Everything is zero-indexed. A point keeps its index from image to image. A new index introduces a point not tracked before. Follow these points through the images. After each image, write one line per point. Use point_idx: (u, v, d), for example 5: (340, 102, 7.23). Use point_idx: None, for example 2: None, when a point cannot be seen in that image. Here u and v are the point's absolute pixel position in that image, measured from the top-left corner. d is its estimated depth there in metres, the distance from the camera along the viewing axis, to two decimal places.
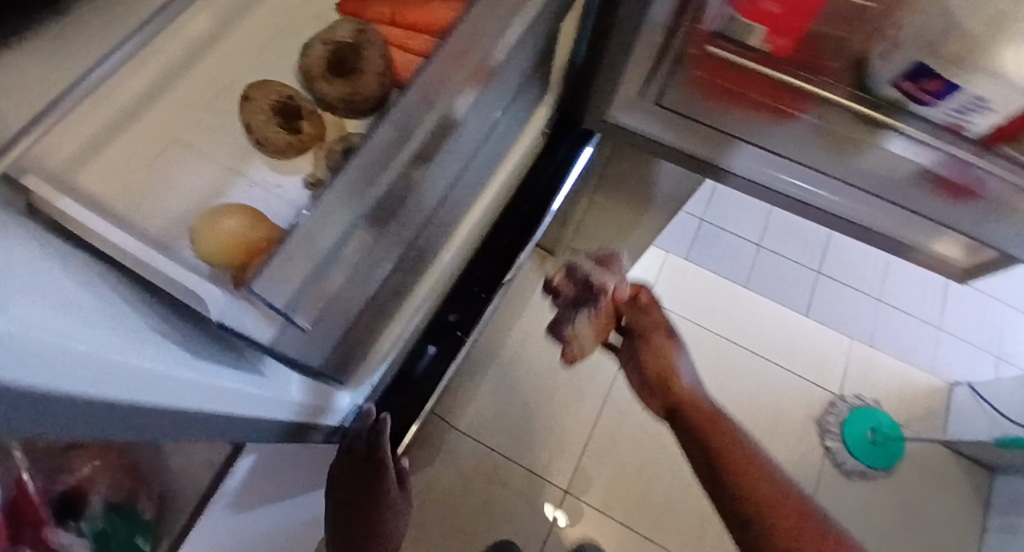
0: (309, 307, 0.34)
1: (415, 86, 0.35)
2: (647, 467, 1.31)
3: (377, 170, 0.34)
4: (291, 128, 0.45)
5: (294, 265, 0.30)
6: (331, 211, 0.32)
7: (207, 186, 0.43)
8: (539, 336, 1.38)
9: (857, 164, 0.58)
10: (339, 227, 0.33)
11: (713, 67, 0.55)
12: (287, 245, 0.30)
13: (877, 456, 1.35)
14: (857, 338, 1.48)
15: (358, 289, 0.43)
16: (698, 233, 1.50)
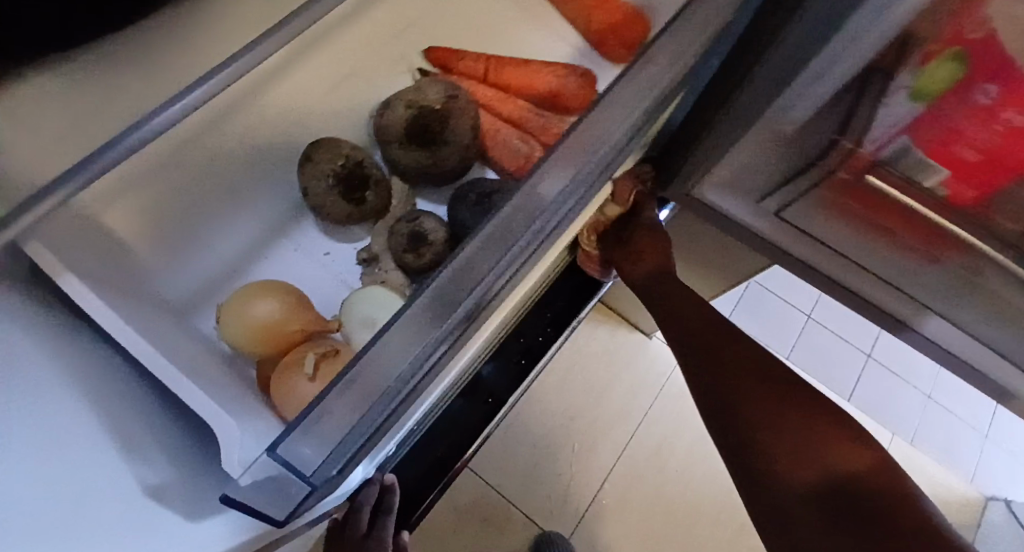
0: (355, 447, 0.32)
1: (522, 195, 0.36)
2: (652, 534, 1.23)
3: (464, 289, 0.34)
4: (352, 194, 0.60)
5: (334, 418, 0.28)
6: (399, 344, 0.31)
7: (247, 234, 0.65)
8: (559, 377, 1.32)
9: (991, 318, 0.53)
10: (402, 363, 0.31)
11: (861, 194, 0.51)
12: (339, 390, 0.29)
13: None
14: (898, 433, 1.39)
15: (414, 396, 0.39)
16: (747, 295, 1.43)
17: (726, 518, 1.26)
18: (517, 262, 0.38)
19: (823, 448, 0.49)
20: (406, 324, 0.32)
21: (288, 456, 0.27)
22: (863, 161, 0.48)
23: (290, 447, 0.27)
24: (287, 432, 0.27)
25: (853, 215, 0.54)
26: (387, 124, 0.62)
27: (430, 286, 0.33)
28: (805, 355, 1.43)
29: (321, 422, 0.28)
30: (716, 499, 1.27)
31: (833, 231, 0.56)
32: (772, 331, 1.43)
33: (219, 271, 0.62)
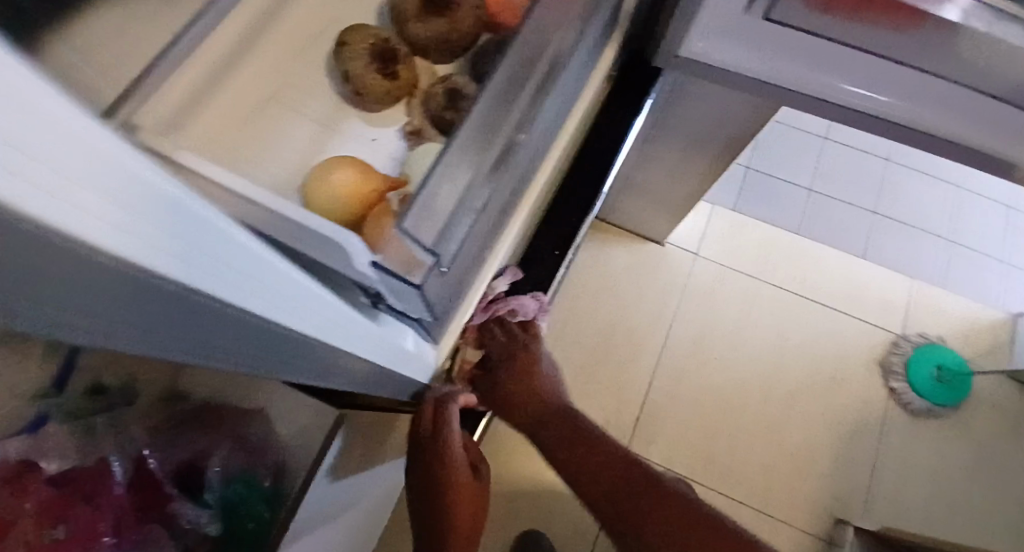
0: (449, 253, 0.36)
1: (529, 26, 0.37)
2: (706, 419, 1.30)
3: (506, 114, 0.35)
4: (388, 74, 0.54)
5: (436, 208, 0.33)
6: (457, 159, 0.34)
7: (309, 135, 0.54)
8: (587, 297, 1.37)
9: (986, 69, 0.51)
10: (467, 174, 0.34)
11: None
12: (425, 192, 0.33)
13: (943, 393, 1.31)
14: (918, 278, 1.44)
15: (479, 235, 0.40)
16: (746, 182, 1.48)
17: (773, 393, 1.33)
18: (545, 92, 0.39)
19: None
20: (457, 153, 0.34)
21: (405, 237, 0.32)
22: None
23: (414, 225, 0.32)
24: (406, 217, 0.32)
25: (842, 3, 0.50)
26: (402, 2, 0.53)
27: (477, 111, 0.35)
28: (814, 223, 1.47)
29: (425, 212, 0.33)
30: (759, 376, 1.33)
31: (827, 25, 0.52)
32: (779, 211, 1.47)
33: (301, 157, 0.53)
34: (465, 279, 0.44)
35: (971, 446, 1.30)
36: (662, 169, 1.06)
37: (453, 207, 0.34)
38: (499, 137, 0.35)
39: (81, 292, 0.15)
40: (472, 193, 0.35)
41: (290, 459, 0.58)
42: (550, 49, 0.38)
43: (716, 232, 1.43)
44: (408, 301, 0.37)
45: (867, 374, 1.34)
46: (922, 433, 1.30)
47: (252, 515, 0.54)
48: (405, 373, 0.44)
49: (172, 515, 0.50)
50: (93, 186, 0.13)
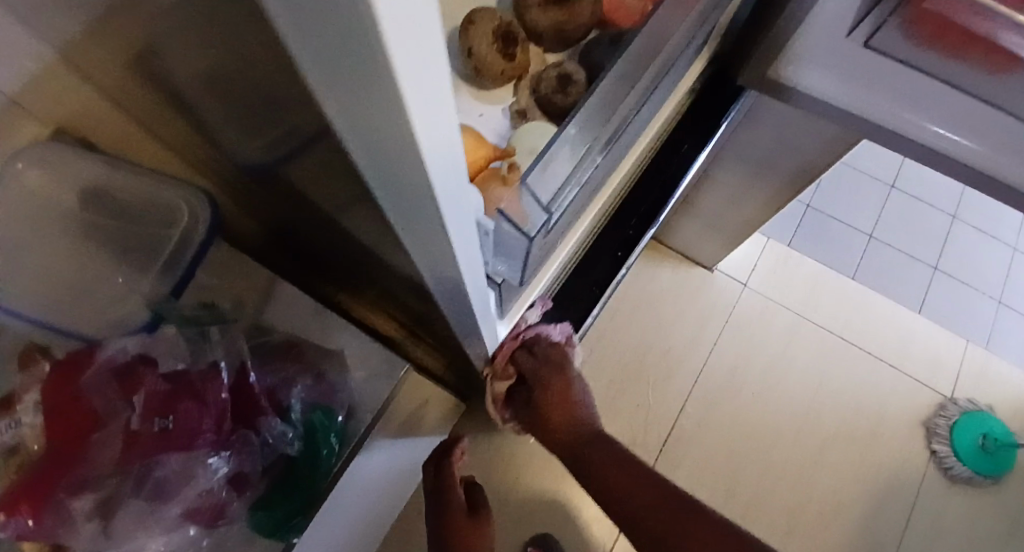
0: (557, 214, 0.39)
1: (643, 31, 0.40)
2: (733, 452, 1.28)
3: (621, 98, 0.40)
4: None
5: (552, 172, 0.38)
6: (576, 130, 0.38)
7: None
8: (627, 312, 1.37)
9: None
10: (582, 146, 0.38)
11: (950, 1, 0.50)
12: (547, 155, 0.37)
13: (987, 464, 1.25)
14: (973, 340, 1.39)
15: (569, 212, 0.44)
16: (803, 220, 1.47)
17: (805, 436, 1.30)
18: (652, 88, 0.43)
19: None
20: (573, 128, 0.38)
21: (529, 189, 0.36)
22: None
23: (536, 181, 0.37)
24: (529, 174, 0.37)
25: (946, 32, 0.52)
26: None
27: (598, 91, 0.39)
28: (869, 271, 1.45)
29: (544, 171, 0.37)
30: (791, 417, 1.31)
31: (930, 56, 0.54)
32: (833, 254, 1.45)
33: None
34: (548, 251, 0.47)
35: (1010, 523, 1.24)
36: (724, 193, 1.07)
37: (567, 172, 0.38)
38: (610, 121, 0.39)
39: (359, 131, 0.15)
40: (581, 169, 0.39)
41: (363, 401, 0.56)
42: (662, 51, 0.41)
43: (767, 266, 1.41)
44: (513, 255, 0.40)
45: (907, 432, 1.30)
46: (958, 500, 1.25)
47: (326, 445, 0.53)
48: (486, 329, 0.46)
49: (257, 428, 0.49)
50: (425, 57, 0.11)
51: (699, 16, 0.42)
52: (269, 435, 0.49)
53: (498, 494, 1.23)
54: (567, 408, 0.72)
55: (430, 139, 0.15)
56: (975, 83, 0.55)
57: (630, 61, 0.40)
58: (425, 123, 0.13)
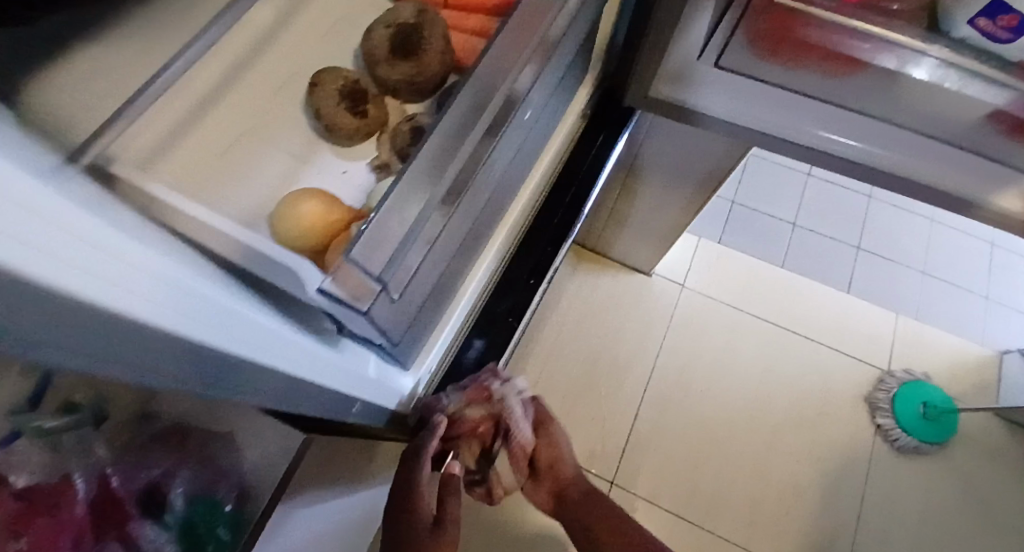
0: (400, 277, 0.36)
1: (484, 63, 0.38)
2: (691, 453, 1.29)
3: (459, 144, 0.36)
4: (358, 113, 0.57)
5: (385, 239, 0.34)
6: (409, 187, 0.35)
7: (278, 169, 0.56)
8: (573, 327, 1.38)
9: (923, 106, 0.56)
10: (418, 206, 0.35)
11: (780, 19, 0.53)
12: (375, 219, 0.34)
13: (929, 431, 1.30)
14: (902, 312, 1.46)
15: (434, 261, 0.42)
16: (730, 216, 1.52)
17: (757, 427, 1.32)
18: (501, 129, 0.40)
19: None
20: (406, 188, 0.35)
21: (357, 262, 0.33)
22: None
23: (362, 255, 0.33)
24: (353, 247, 0.33)
25: (784, 44, 0.55)
26: (370, 47, 0.56)
27: (430, 143, 0.36)
28: (798, 258, 1.50)
29: (372, 239, 0.33)
30: (743, 410, 1.33)
31: (779, 67, 0.58)
32: (763, 244, 1.51)
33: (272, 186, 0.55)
34: (418, 305, 0.44)
35: (959, 484, 1.28)
36: (644, 201, 1.09)
37: (402, 236, 0.35)
38: (447, 173, 0.36)
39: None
40: (424, 223, 0.37)
41: (254, 482, 0.64)
42: (500, 91, 0.38)
43: (701, 264, 1.45)
44: (361, 322, 0.37)
45: (852, 409, 1.34)
46: (907, 469, 1.29)
47: (211, 537, 0.58)
48: (366, 396, 0.44)
49: (132, 534, 0.51)
50: None
51: (542, 43, 0.40)
52: (145, 539, 0.51)
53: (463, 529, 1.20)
54: (552, 449, 0.75)
55: (97, 286, 0.17)
56: (831, 86, 0.58)
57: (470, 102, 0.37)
58: (88, 282, 0.16)
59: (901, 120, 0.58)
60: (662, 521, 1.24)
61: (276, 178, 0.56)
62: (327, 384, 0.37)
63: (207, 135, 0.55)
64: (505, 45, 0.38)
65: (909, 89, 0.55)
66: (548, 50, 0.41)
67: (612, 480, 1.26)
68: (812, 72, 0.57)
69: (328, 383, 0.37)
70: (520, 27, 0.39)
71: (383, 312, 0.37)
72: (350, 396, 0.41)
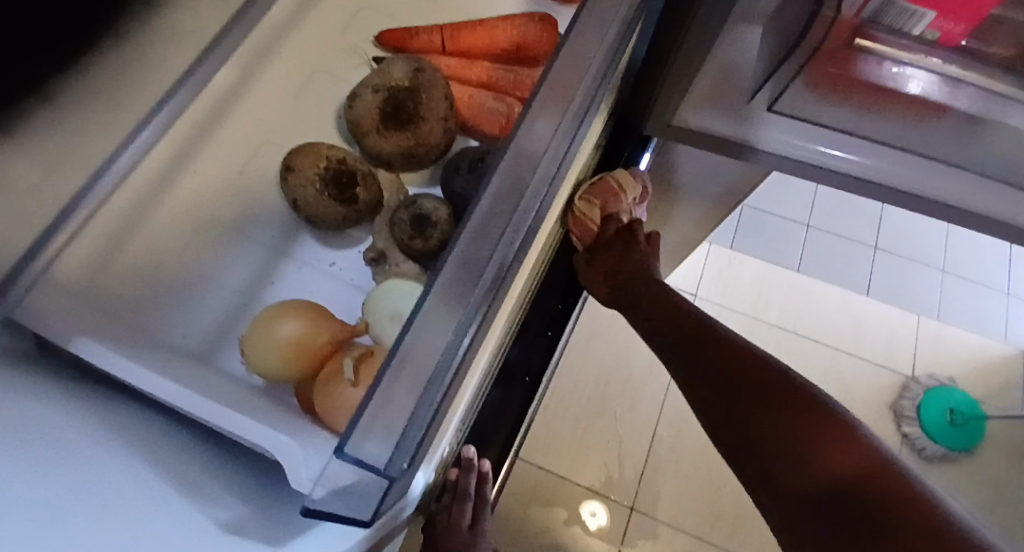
0: (422, 435, 0.26)
1: (511, 143, 0.30)
2: (712, 472, 1.23)
3: (487, 252, 0.27)
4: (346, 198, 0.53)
5: (396, 411, 0.23)
6: (428, 320, 0.25)
7: (242, 269, 0.56)
8: (583, 344, 1.33)
9: (1012, 154, 0.48)
10: (444, 345, 0.25)
11: (848, 63, 0.44)
12: (387, 376, 0.23)
13: (957, 437, 1.25)
14: (923, 313, 1.40)
15: (454, 385, 0.32)
16: (742, 220, 1.45)
17: None
18: (535, 214, 0.32)
19: (807, 444, 0.39)
20: (429, 318, 0.25)
21: (359, 456, 0.22)
22: (845, 28, 0.40)
23: (360, 445, 0.22)
24: (352, 430, 0.22)
25: (853, 89, 0.46)
26: (359, 118, 0.54)
27: (450, 258, 0.26)
28: (814, 261, 1.44)
29: (381, 414, 0.23)
30: None
31: (845, 110, 0.49)
32: (777, 248, 1.44)
33: (232, 303, 0.55)
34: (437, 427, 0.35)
35: (990, 491, 1.23)
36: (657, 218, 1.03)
37: (419, 395, 0.24)
38: (481, 286, 0.27)
39: None
40: (450, 360, 0.26)
41: None
42: (540, 170, 0.30)
43: (714, 272, 1.39)
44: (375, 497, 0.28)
45: (877, 418, 1.29)
46: (938, 478, 1.24)
47: None
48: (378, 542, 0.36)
49: None
50: None
51: (579, 107, 0.33)
52: None
53: None
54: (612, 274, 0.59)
55: None
56: (909, 130, 0.49)
57: (501, 189, 0.29)
58: None
59: (971, 164, 0.51)
60: (685, 545, 1.18)
61: (240, 289, 0.55)
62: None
63: (164, 234, 0.55)
64: (540, 119, 0.31)
65: (993, 133, 0.46)
66: (583, 112, 0.35)
67: (632, 505, 1.21)
68: (885, 115, 0.48)
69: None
70: (553, 92, 0.31)
71: (402, 488, 0.27)
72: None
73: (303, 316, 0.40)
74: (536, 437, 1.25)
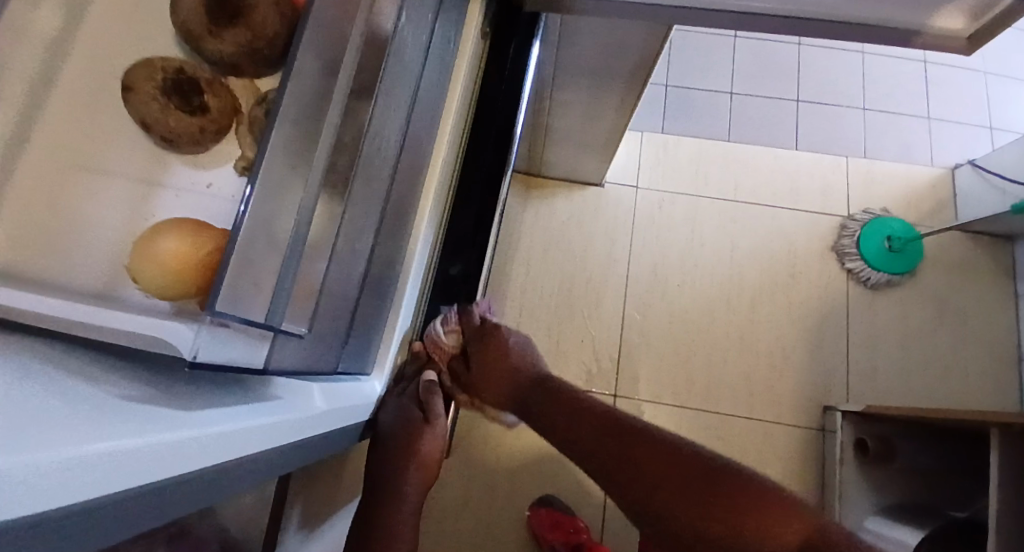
0: (290, 298, 0.27)
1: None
2: (682, 345, 1.31)
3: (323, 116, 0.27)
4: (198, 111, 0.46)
5: (253, 270, 0.24)
6: (273, 186, 0.25)
7: (124, 206, 0.45)
8: (540, 256, 1.36)
9: None
10: (293, 213, 0.26)
11: None
12: (238, 239, 0.23)
13: (897, 262, 1.32)
14: (852, 154, 1.45)
15: (343, 265, 0.33)
16: (668, 100, 1.47)
17: (736, 303, 1.34)
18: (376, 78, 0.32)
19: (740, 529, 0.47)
20: (271, 182, 0.25)
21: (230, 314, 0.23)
22: None
23: (232, 305, 0.23)
24: (215, 295, 0.22)
25: None
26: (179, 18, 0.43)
27: (282, 116, 0.26)
28: (744, 126, 1.46)
29: (237, 273, 0.24)
30: (718, 291, 1.34)
31: None
32: (707, 123, 1.46)
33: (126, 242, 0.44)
34: (347, 311, 0.36)
35: (933, 305, 1.33)
36: (576, 110, 1.03)
37: (284, 256, 0.26)
38: (322, 143, 0.27)
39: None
40: (310, 233, 0.28)
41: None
42: (352, 32, 0.30)
43: (649, 158, 1.42)
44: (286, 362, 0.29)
45: (821, 262, 1.36)
46: (885, 302, 1.33)
47: None
48: (331, 429, 0.38)
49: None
50: None
51: None
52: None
53: (485, 482, 1.22)
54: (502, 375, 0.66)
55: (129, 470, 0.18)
56: None
57: (326, 54, 0.28)
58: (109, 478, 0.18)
59: None
60: (669, 416, 1.27)
61: (119, 223, 0.44)
62: (286, 443, 0.30)
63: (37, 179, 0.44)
64: None
65: None
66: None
67: (615, 393, 1.28)
68: None
69: (292, 446, 0.31)
70: None
71: (293, 354, 0.29)
72: (312, 440, 0.34)
73: (181, 229, 0.36)
74: None
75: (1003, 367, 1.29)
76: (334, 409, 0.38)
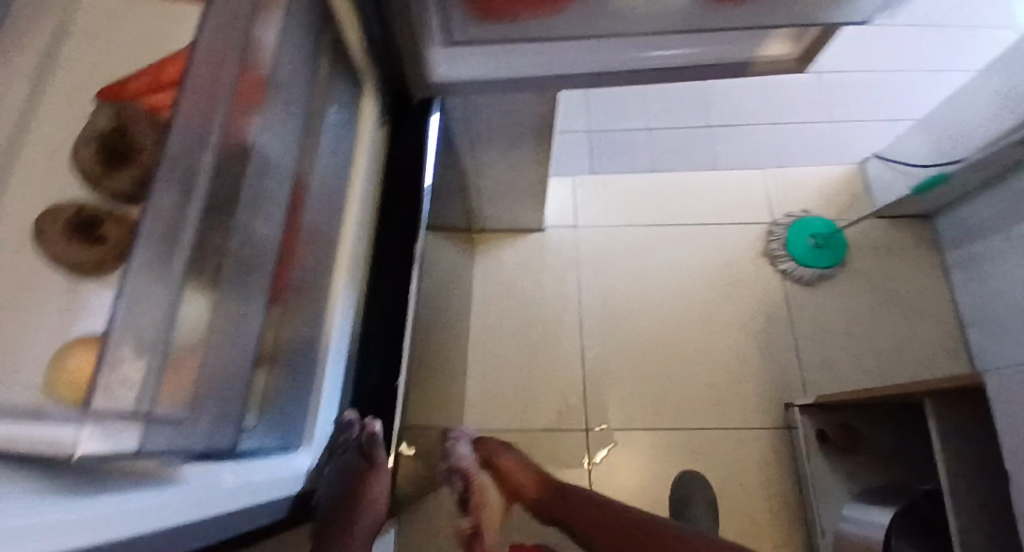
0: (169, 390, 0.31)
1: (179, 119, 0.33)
2: (645, 368, 1.36)
3: (183, 227, 0.32)
4: (97, 241, 0.47)
5: (134, 369, 0.28)
6: (142, 289, 0.29)
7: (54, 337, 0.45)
8: (496, 306, 1.42)
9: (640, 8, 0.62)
10: (160, 312, 0.30)
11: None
12: (112, 342, 0.27)
13: (825, 256, 1.41)
14: (767, 165, 1.56)
15: (218, 352, 0.38)
16: (591, 145, 1.56)
17: (688, 319, 1.40)
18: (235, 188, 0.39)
19: None
20: (140, 287, 0.29)
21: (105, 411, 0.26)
22: None
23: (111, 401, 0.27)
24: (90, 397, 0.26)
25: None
26: (83, 167, 0.49)
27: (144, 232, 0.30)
28: (665, 157, 1.56)
29: (115, 374, 0.27)
30: (668, 310, 1.41)
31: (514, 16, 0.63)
32: (631, 159, 1.56)
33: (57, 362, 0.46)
34: (232, 394, 0.41)
35: (870, 291, 1.41)
36: (498, 168, 1.12)
37: (155, 356, 0.29)
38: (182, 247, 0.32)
39: None
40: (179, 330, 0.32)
41: None
42: (213, 143, 0.34)
43: (583, 199, 1.52)
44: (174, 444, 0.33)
45: (759, 268, 1.44)
46: (825, 295, 1.41)
47: None
48: (236, 503, 0.41)
49: None
50: None
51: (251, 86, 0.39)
52: None
53: None
54: None
55: None
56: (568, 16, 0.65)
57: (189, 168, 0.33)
58: None
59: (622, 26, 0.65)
60: (644, 440, 1.30)
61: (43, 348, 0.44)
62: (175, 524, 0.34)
63: None
64: (198, 87, 0.33)
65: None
66: (254, 79, 0.40)
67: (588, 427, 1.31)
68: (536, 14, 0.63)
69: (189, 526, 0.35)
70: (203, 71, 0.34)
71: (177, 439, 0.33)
72: (212, 517, 0.38)
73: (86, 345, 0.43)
74: (485, 405, 1.32)
75: (945, 340, 1.36)
76: (236, 483, 0.42)
